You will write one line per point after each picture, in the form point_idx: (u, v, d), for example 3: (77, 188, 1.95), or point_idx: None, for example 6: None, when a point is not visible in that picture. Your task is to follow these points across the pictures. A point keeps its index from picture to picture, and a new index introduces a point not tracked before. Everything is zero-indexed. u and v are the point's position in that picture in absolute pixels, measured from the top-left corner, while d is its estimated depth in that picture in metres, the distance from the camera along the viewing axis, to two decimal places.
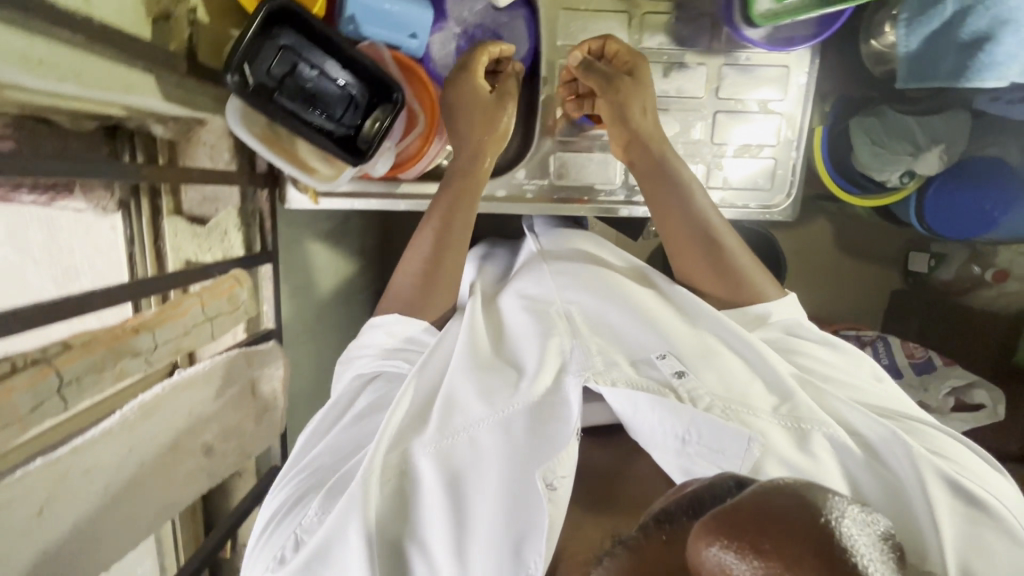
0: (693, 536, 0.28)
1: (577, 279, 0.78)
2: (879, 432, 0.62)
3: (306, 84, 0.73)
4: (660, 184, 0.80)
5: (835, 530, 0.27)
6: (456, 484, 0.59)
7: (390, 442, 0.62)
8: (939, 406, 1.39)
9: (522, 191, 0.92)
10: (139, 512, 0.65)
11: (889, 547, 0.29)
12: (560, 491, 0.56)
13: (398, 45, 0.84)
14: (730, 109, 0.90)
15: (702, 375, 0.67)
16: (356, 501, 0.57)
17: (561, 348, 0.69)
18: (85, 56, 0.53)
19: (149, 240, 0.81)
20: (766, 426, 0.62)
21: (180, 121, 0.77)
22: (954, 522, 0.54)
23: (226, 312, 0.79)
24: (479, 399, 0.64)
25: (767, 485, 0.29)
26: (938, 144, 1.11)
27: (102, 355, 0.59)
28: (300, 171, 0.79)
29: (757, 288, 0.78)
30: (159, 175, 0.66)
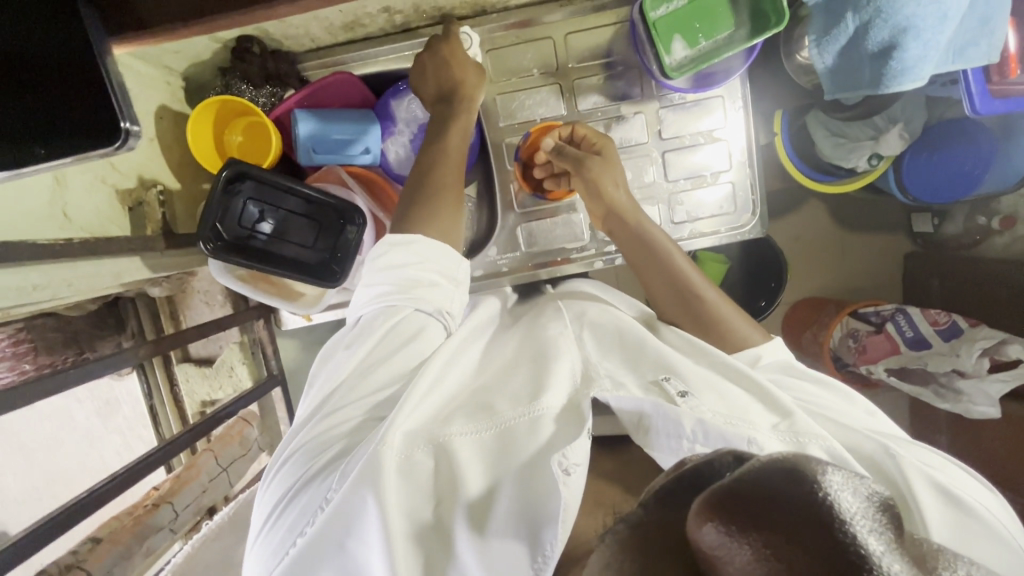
0: (691, 516, 0.29)
1: (580, 316, 0.80)
2: (867, 445, 0.62)
3: (273, 226, 0.79)
4: (637, 249, 0.83)
5: (831, 502, 0.27)
6: (470, 471, 0.58)
7: (409, 424, 0.61)
8: (975, 371, 1.32)
9: (497, 266, 0.96)
10: None
11: (885, 514, 0.29)
12: (575, 478, 0.53)
13: (352, 161, 0.91)
14: (677, 147, 0.93)
15: (704, 395, 0.63)
16: (373, 473, 0.56)
17: (572, 370, 0.68)
18: (72, 267, 0.60)
19: (165, 388, 0.91)
20: (768, 439, 0.58)
21: (173, 279, 0.84)
22: (946, 527, 0.55)
23: (240, 455, 0.89)
24: (503, 398, 0.64)
25: (764, 459, 0.30)
26: (897, 123, 1.11)
27: (127, 543, 0.70)
28: (286, 300, 0.85)
29: (740, 334, 0.77)
30: (156, 348, 0.74)
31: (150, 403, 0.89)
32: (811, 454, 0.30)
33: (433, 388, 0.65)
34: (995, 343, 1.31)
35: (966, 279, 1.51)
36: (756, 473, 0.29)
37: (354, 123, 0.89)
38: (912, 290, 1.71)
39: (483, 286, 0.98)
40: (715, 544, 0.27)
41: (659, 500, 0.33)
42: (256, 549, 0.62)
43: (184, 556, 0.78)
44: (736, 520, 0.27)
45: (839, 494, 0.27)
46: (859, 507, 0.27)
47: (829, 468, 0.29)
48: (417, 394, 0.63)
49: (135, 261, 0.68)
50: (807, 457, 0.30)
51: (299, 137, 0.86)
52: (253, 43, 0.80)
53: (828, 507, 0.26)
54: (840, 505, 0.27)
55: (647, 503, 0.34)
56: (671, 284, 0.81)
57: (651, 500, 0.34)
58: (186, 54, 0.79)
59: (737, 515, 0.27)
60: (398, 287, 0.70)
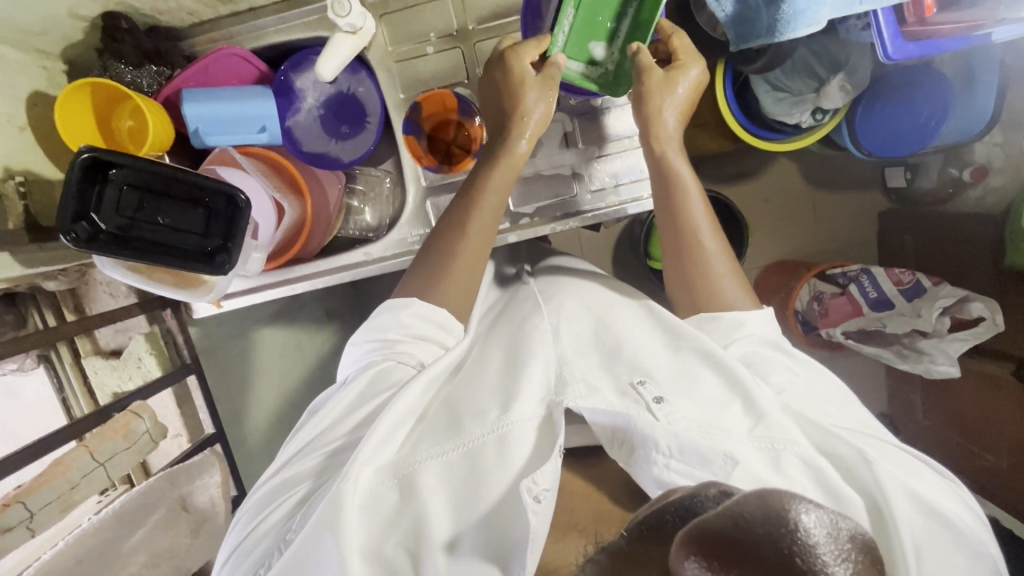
0: (676, 546, 0.35)
1: (562, 315, 0.82)
2: (846, 449, 0.62)
3: (156, 217, 0.75)
4: (664, 228, 0.82)
5: (795, 534, 0.33)
6: (432, 503, 0.60)
7: (377, 461, 0.64)
8: (937, 329, 1.31)
9: (409, 245, 0.93)
10: None
11: (848, 545, 0.34)
12: (545, 504, 0.55)
13: (251, 141, 0.87)
14: (589, 111, 0.90)
15: (678, 400, 0.65)
16: (334, 516, 0.59)
17: (546, 373, 0.71)
18: None
19: (78, 381, 0.88)
20: (741, 447, 0.61)
21: (69, 271, 0.82)
22: (914, 537, 0.56)
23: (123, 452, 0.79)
24: (468, 416, 0.67)
25: (742, 496, 0.36)
26: (838, 72, 1.05)
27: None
28: (186, 289, 0.83)
29: (725, 294, 0.78)
30: (26, 344, 0.70)
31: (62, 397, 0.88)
32: (783, 491, 0.36)
33: (406, 412, 0.68)
34: (956, 302, 1.28)
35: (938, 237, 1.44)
36: (733, 508, 0.34)
37: (248, 100, 0.85)
38: (887, 247, 1.66)
39: (392, 264, 0.93)
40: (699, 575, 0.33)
41: (646, 529, 0.39)
42: None
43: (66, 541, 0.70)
44: (719, 554, 0.32)
45: (807, 528, 0.33)
46: (820, 535, 0.33)
47: (804, 504, 0.35)
48: (388, 424, 0.66)
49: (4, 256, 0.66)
50: (785, 494, 0.35)
51: (189, 116, 0.82)
52: (120, 19, 0.78)
53: (790, 537, 0.33)
54: (802, 535, 0.33)
55: (633, 530, 0.40)
56: (692, 266, 0.80)
57: (638, 528, 0.39)
58: (55, 34, 0.76)
59: (720, 551, 0.32)
60: (381, 342, 0.75)
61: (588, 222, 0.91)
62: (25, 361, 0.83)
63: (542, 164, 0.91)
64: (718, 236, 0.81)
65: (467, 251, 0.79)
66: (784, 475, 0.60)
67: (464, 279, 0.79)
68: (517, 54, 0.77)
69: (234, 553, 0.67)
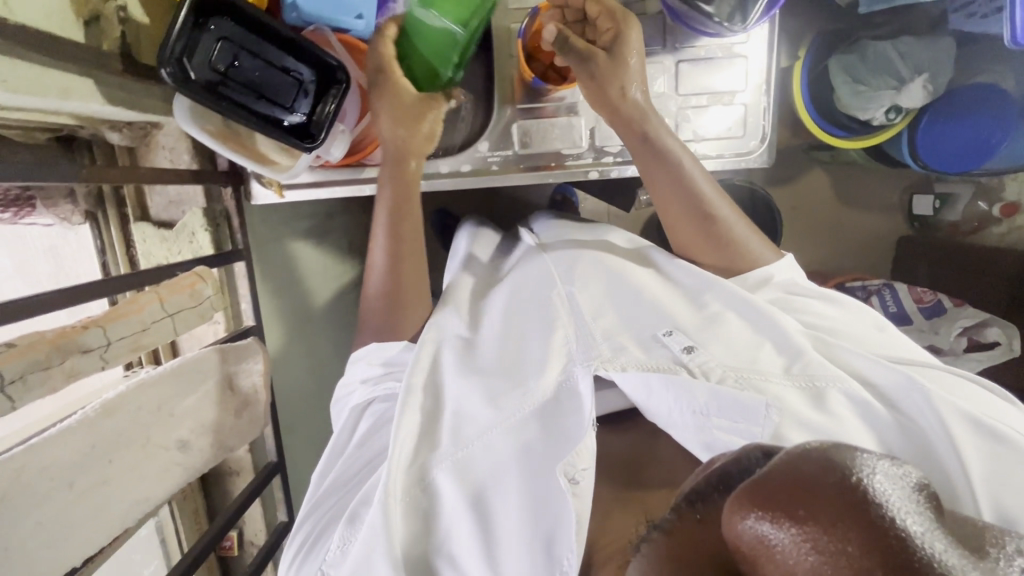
0: (725, 510, 0.26)
1: (574, 265, 0.77)
2: (892, 379, 0.59)
3: (252, 75, 0.71)
4: (687, 220, 0.79)
5: (868, 488, 0.24)
6: (484, 496, 0.61)
7: (408, 457, 0.63)
8: (952, 349, 1.32)
9: (486, 163, 0.90)
10: (103, 509, 0.53)
11: (925, 499, 0.25)
12: (584, 484, 0.56)
13: (346, 28, 0.80)
14: (693, 58, 0.87)
15: (710, 347, 0.64)
16: (384, 525, 0.59)
17: (566, 337, 0.67)
18: (14, 61, 0.53)
19: (121, 248, 0.83)
20: (781, 390, 0.58)
21: (134, 126, 0.78)
22: (982, 460, 0.51)
23: (187, 310, 0.64)
24: (485, 403, 0.64)
25: (795, 450, 0.27)
26: (921, 74, 1.06)
27: (48, 352, 0.47)
28: (260, 164, 0.80)
29: (752, 253, 0.77)
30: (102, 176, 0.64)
31: (102, 260, 0.83)
32: (840, 442, 0.27)
33: (422, 409, 0.66)
34: (976, 323, 1.30)
35: (955, 264, 1.46)
36: (791, 461, 0.26)
37: None
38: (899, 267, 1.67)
39: (470, 184, 0.91)
40: (755, 539, 0.24)
41: (688, 504, 0.31)
42: None
43: (120, 392, 0.57)
44: (778, 508, 0.24)
45: (876, 482, 0.24)
46: (907, 498, 0.24)
47: (865, 458, 0.26)
48: (405, 430, 0.63)
49: (89, 82, 0.61)
50: (840, 448, 0.26)
51: None
52: None
53: (871, 496, 0.23)
54: (877, 489, 0.24)
55: (676, 507, 0.31)
56: (728, 244, 0.78)
57: (683, 502, 0.31)
58: None
59: (776, 502, 0.24)
60: (368, 383, 0.74)
61: None
62: (71, 214, 0.79)
63: None
64: (725, 196, 0.79)
65: (408, 259, 0.80)
66: (823, 409, 0.57)
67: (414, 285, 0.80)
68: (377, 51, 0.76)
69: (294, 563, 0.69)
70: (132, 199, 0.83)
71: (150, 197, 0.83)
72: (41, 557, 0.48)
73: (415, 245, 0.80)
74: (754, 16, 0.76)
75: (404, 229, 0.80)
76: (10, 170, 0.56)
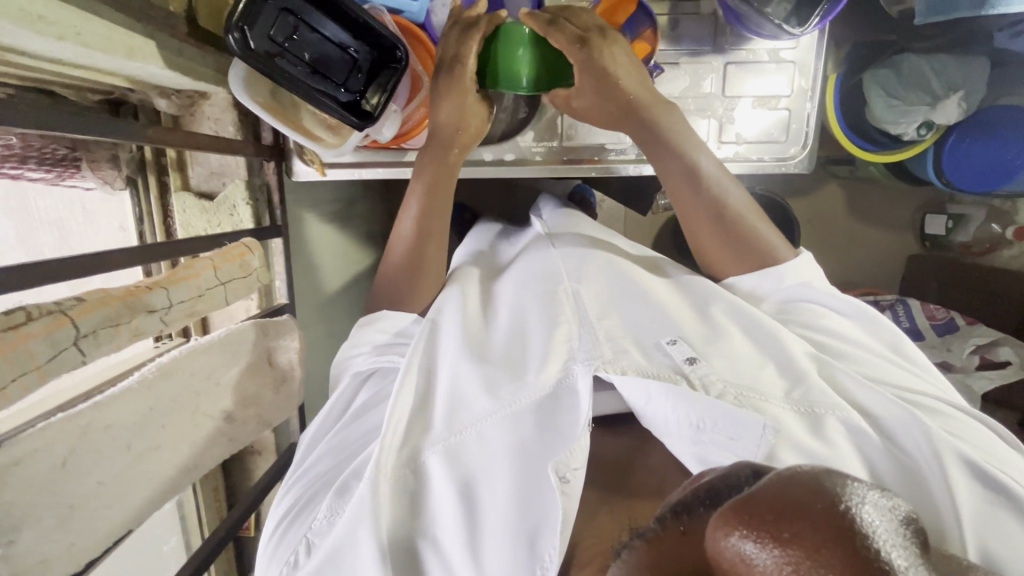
0: (710, 527, 0.27)
1: (583, 265, 0.72)
2: (893, 413, 0.57)
3: (310, 47, 0.71)
4: (695, 201, 0.73)
5: (852, 517, 0.24)
6: (472, 485, 0.58)
7: (400, 438, 0.60)
8: (963, 366, 1.28)
9: (530, 153, 0.90)
10: (156, 478, 0.52)
11: (911, 533, 0.26)
12: (575, 484, 0.53)
13: (400, 9, 0.80)
14: (741, 60, 0.87)
15: (714, 360, 0.60)
16: (371, 502, 0.56)
17: (568, 333, 0.63)
18: (86, 16, 0.52)
19: (158, 218, 0.83)
20: (779, 411, 0.56)
21: (183, 94, 0.77)
22: (971, 504, 0.51)
23: (239, 279, 0.63)
24: (485, 392, 0.61)
25: (781, 473, 0.28)
26: (957, 91, 1.07)
27: (119, 308, 0.45)
28: (306, 138, 0.79)
29: (768, 249, 0.72)
30: (161, 137, 0.63)
31: (140, 229, 0.82)
32: (832, 469, 0.28)
33: (420, 394, 0.64)
34: (988, 342, 1.27)
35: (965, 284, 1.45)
36: (782, 483, 0.26)
37: None
38: (910, 285, 1.64)
39: (512, 173, 0.91)
40: (739, 559, 0.25)
41: (675, 517, 0.32)
42: (262, 560, 0.65)
43: (174, 357, 0.56)
44: (769, 528, 0.24)
45: (861, 511, 0.25)
46: (894, 531, 0.25)
47: (854, 486, 0.26)
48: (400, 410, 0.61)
49: (151, 43, 0.60)
50: (830, 474, 0.27)
51: None
52: None
53: (857, 526, 0.24)
54: (862, 520, 0.24)
55: (662, 519, 0.33)
56: (743, 233, 0.73)
57: (670, 513, 0.33)
58: None
59: (762, 519, 0.25)
60: (379, 349, 0.72)
61: None
62: (114, 179, 0.77)
63: (685, 103, 0.89)
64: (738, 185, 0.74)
65: (433, 241, 0.77)
66: (818, 435, 0.55)
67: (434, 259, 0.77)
68: (445, 46, 0.75)
69: (271, 537, 0.66)
70: (174, 167, 0.82)
71: (191, 166, 0.82)
72: (103, 516, 0.47)
73: (440, 228, 0.78)
74: (812, 22, 0.77)
75: (436, 206, 0.78)
76: (73, 126, 0.55)
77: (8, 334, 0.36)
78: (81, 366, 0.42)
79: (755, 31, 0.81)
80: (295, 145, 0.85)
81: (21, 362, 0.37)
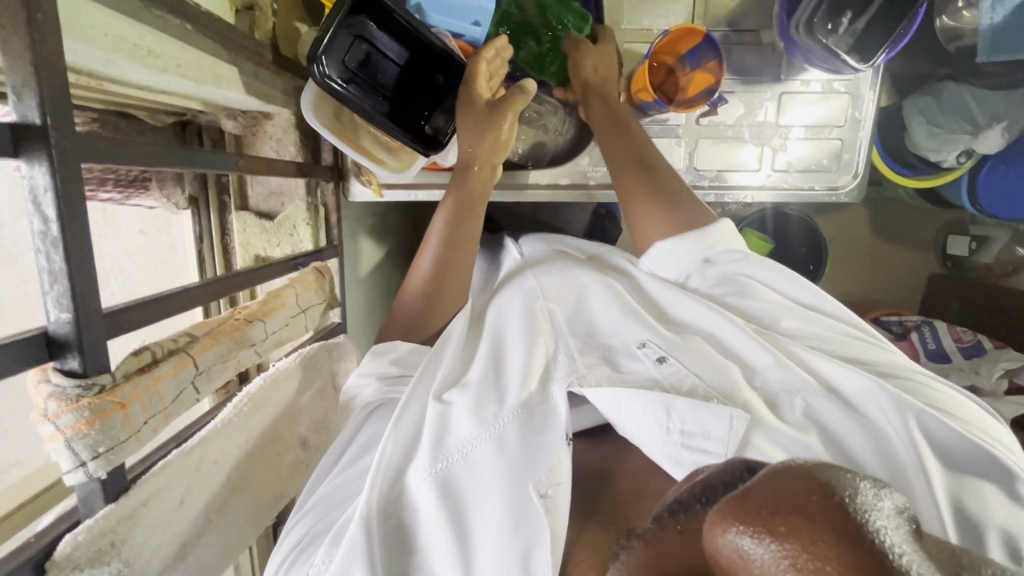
0: (707, 524, 0.23)
1: (567, 275, 0.75)
2: (858, 385, 0.57)
3: (383, 74, 0.72)
4: (620, 148, 0.76)
5: (853, 510, 0.21)
6: (467, 512, 0.52)
7: (389, 472, 0.55)
8: (993, 390, 1.22)
9: (585, 178, 0.91)
10: (253, 510, 0.53)
11: (908, 522, 0.23)
12: (558, 499, 0.50)
13: (460, 33, 0.78)
14: (794, 90, 0.88)
15: (683, 359, 0.61)
16: (364, 539, 0.49)
17: (546, 347, 0.64)
18: (185, 46, 0.52)
19: (217, 236, 0.83)
20: (753, 399, 0.56)
21: (248, 115, 0.76)
22: (943, 476, 0.51)
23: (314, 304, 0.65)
24: (468, 413, 0.57)
25: (776, 464, 0.24)
26: (999, 121, 1.04)
27: (229, 344, 0.47)
28: (369, 161, 0.79)
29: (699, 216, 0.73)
30: (254, 167, 0.61)
31: (200, 247, 0.83)
32: (826, 462, 0.24)
33: (407, 421, 0.58)
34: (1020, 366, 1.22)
35: (988, 305, 1.43)
36: (773, 474, 0.23)
37: None
38: (930, 304, 1.62)
39: (566, 197, 0.92)
40: (737, 557, 0.21)
41: (671, 514, 0.28)
42: None
43: (260, 385, 0.56)
44: (767, 520, 0.21)
45: (874, 516, 0.21)
46: (894, 525, 0.21)
47: (859, 481, 0.23)
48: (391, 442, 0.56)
49: (234, 69, 0.60)
50: (828, 466, 0.23)
51: None
52: None
53: (862, 525, 0.21)
54: (873, 525, 0.21)
55: (659, 517, 0.29)
56: (667, 193, 0.74)
57: (666, 512, 0.29)
58: None
59: (762, 512, 0.21)
60: (385, 381, 0.63)
61: (753, 198, 0.93)
62: (178, 198, 0.79)
63: (739, 131, 0.89)
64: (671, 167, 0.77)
65: (457, 264, 0.71)
66: (785, 419, 0.55)
67: (455, 292, 0.71)
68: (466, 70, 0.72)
69: None
70: (234, 187, 0.82)
71: (251, 186, 0.82)
72: (208, 552, 0.47)
73: (468, 247, 0.73)
74: (876, 58, 0.79)
75: (460, 236, 0.72)
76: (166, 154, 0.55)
77: (145, 375, 0.39)
78: (196, 403, 0.44)
79: (808, 60, 0.82)
80: (352, 165, 0.84)
81: (155, 404, 0.39)
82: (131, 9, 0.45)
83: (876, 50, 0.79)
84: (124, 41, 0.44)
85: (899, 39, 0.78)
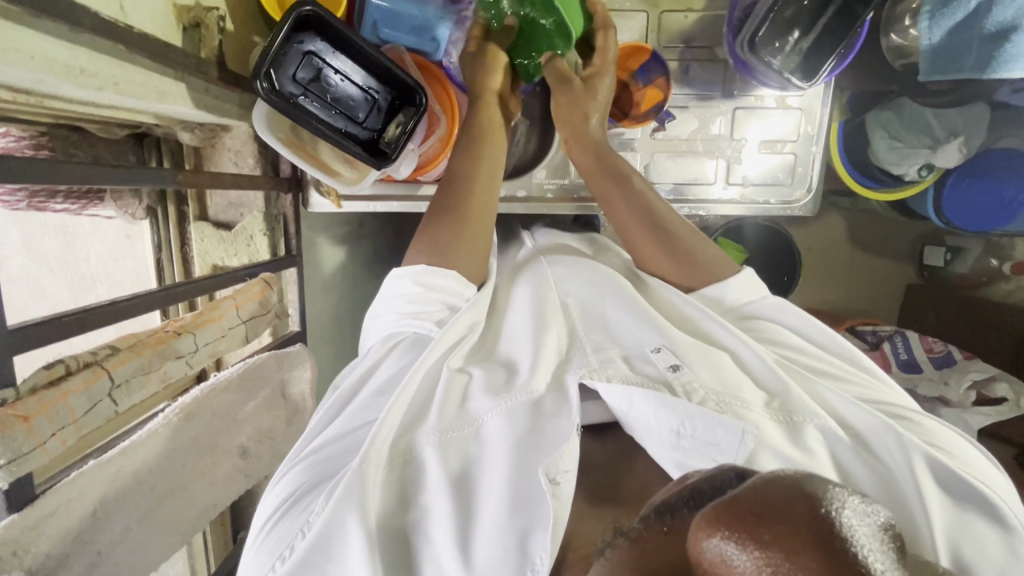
0: (692, 528, 0.25)
1: (574, 269, 0.72)
2: (869, 422, 0.54)
3: (331, 90, 0.73)
4: (629, 195, 0.73)
5: (836, 522, 0.23)
6: (472, 481, 0.50)
7: (400, 424, 0.54)
8: (960, 401, 1.17)
9: (542, 190, 0.92)
10: (177, 516, 0.57)
11: (891, 538, 0.24)
12: (565, 487, 0.47)
13: (419, 48, 0.81)
14: (749, 105, 0.90)
15: (698, 368, 0.58)
16: (359, 486, 0.48)
17: (558, 346, 0.62)
18: (124, 64, 0.54)
19: (176, 246, 0.86)
20: (761, 419, 0.54)
21: (205, 127, 0.77)
22: (944, 516, 0.48)
23: (259, 316, 0.70)
24: (484, 392, 0.56)
25: (766, 476, 0.26)
26: (957, 136, 1.06)
27: (151, 356, 0.54)
28: (325, 173, 0.80)
29: (711, 269, 0.70)
30: (194, 180, 0.63)
31: (159, 256, 0.85)
32: (812, 473, 0.26)
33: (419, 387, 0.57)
34: (986, 378, 1.17)
35: (961, 316, 1.43)
36: (761, 485, 0.25)
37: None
38: (907, 315, 1.62)
39: (524, 209, 0.93)
40: (718, 560, 0.23)
41: (658, 515, 0.28)
42: (246, 562, 0.52)
43: (197, 396, 0.60)
44: (752, 529, 0.23)
45: (850, 522, 0.23)
46: (877, 539, 0.23)
47: (838, 489, 0.25)
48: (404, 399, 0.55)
49: (180, 86, 0.62)
50: (814, 478, 0.25)
51: (367, 5, 0.77)
52: None
53: (838, 531, 0.22)
54: (847, 532, 0.22)
55: (645, 517, 0.29)
56: (672, 245, 0.71)
57: (651, 512, 0.29)
58: None
59: (745, 518, 0.23)
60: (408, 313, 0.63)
61: (713, 210, 0.94)
62: (136, 209, 0.81)
63: (694, 144, 0.91)
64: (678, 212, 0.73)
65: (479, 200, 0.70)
66: (798, 443, 0.53)
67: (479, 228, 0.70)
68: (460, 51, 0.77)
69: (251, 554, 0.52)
70: (193, 197, 0.84)
71: (210, 197, 0.84)
72: (127, 558, 0.52)
73: (490, 181, 0.72)
74: (821, 74, 0.80)
75: (482, 171, 0.72)
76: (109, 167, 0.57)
77: (55, 390, 0.44)
78: (115, 413, 0.50)
79: (759, 79, 0.83)
80: (312, 177, 0.85)
81: (65, 415, 0.44)
82: (62, 31, 0.46)
83: (824, 66, 0.80)
84: (56, 62, 0.46)
85: (843, 56, 0.79)
